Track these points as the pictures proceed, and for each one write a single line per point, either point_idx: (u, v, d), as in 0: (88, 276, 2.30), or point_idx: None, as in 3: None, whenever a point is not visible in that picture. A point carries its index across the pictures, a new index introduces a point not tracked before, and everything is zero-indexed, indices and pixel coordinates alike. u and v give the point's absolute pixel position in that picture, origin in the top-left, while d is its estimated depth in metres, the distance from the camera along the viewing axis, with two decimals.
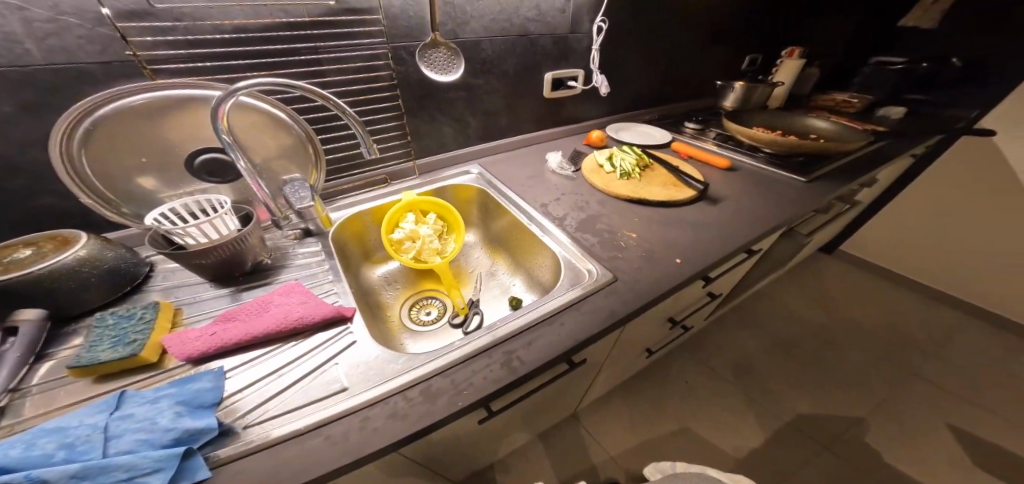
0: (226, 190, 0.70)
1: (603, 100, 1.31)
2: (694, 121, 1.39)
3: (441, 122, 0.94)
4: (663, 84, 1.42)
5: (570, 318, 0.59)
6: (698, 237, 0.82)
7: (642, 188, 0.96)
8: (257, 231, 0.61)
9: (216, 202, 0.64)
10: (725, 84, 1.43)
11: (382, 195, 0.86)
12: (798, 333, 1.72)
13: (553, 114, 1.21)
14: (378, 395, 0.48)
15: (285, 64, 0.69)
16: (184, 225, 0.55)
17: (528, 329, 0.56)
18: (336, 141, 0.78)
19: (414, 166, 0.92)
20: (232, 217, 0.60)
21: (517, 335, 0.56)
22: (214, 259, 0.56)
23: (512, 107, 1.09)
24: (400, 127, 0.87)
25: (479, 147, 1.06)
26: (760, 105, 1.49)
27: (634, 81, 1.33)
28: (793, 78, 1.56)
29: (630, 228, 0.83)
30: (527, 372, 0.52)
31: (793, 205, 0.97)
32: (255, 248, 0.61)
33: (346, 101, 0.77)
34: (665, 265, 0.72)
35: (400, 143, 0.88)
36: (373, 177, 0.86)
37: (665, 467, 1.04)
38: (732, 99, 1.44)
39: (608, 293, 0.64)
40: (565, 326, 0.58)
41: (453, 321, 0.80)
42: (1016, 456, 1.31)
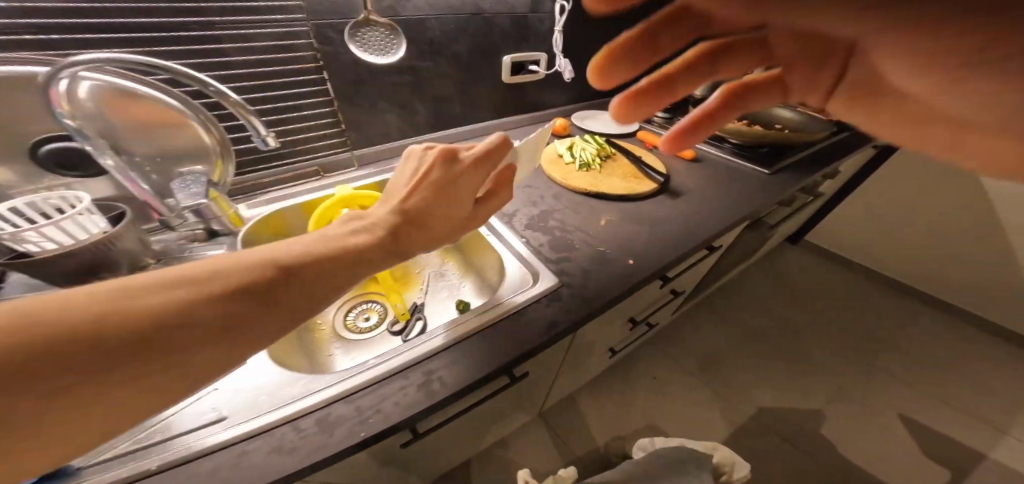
0: (103, 185, 0.59)
1: (569, 86, 1.24)
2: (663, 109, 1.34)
3: (384, 110, 0.85)
4: None
5: (502, 330, 0.54)
6: (656, 234, 0.77)
7: (602, 181, 0.90)
8: (133, 233, 0.52)
9: (75, 199, 0.53)
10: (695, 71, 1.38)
11: (312, 190, 0.77)
12: (765, 324, 1.73)
13: (514, 100, 1.13)
14: (262, 424, 0.40)
15: (165, 40, 0.56)
16: (21, 229, 0.45)
17: (456, 345, 0.50)
18: (246, 130, 0.67)
19: (352, 157, 0.83)
20: (97, 218, 0.51)
21: (442, 351, 0.50)
22: (68, 269, 0.46)
23: (466, 92, 1.00)
24: (330, 115, 0.76)
25: (430, 136, 0.97)
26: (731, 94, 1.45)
27: None
28: None
29: (585, 225, 0.77)
30: (448, 394, 0.45)
31: (757, 198, 0.93)
32: (132, 254, 0.52)
33: (256, 84, 0.65)
34: (615, 266, 0.67)
35: (332, 132, 0.78)
36: (302, 170, 0.77)
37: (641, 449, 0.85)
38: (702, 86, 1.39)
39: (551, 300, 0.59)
40: (499, 341, 0.52)
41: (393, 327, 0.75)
42: (963, 442, 1.35)
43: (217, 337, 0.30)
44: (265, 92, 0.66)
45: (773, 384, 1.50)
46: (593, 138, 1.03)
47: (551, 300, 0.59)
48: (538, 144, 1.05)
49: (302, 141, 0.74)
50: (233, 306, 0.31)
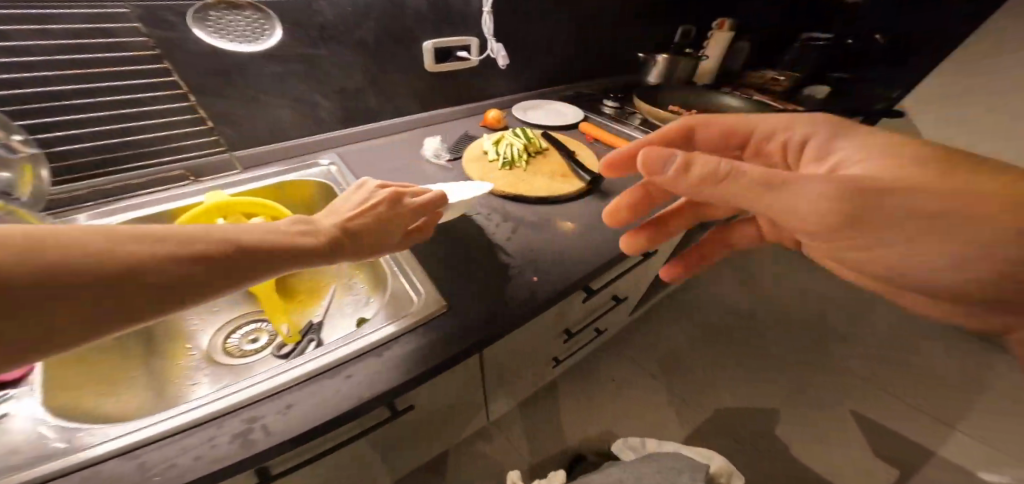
0: None
1: (512, 75, 1.15)
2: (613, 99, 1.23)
3: (273, 105, 0.75)
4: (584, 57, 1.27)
5: (356, 367, 0.49)
6: (573, 243, 0.71)
7: (524, 182, 0.82)
8: None
9: None
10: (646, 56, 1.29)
11: (180, 196, 0.68)
12: (727, 321, 1.70)
13: (445, 91, 1.04)
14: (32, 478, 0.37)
15: None
16: None
17: (294, 386, 0.47)
18: (77, 128, 0.58)
19: (232, 158, 0.74)
20: None
21: (280, 392, 0.46)
22: None
23: (380, 83, 0.90)
24: (189, 110, 0.67)
25: (338, 133, 0.88)
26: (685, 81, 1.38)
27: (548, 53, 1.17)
28: (723, 52, 1.43)
29: (496, 235, 0.71)
30: (265, 446, 0.42)
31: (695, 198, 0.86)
32: None
33: (73, 74, 0.56)
34: (516, 286, 0.62)
35: (196, 129, 0.69)
36: (165, 174, 0.68)
37: None
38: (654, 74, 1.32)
39: (427, 329, 0.54)
40: (350, 381, 0.48)
41: (278, 350, 0.70)
42: (915, 440, 1.35)
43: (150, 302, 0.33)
44: (86, 83, 0.57)
45: (732, 385, 1.47)
46: (520, 130, 0.94)
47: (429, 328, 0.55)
48: (465, 140, 0.96)
49: (157, 141, 0.66)
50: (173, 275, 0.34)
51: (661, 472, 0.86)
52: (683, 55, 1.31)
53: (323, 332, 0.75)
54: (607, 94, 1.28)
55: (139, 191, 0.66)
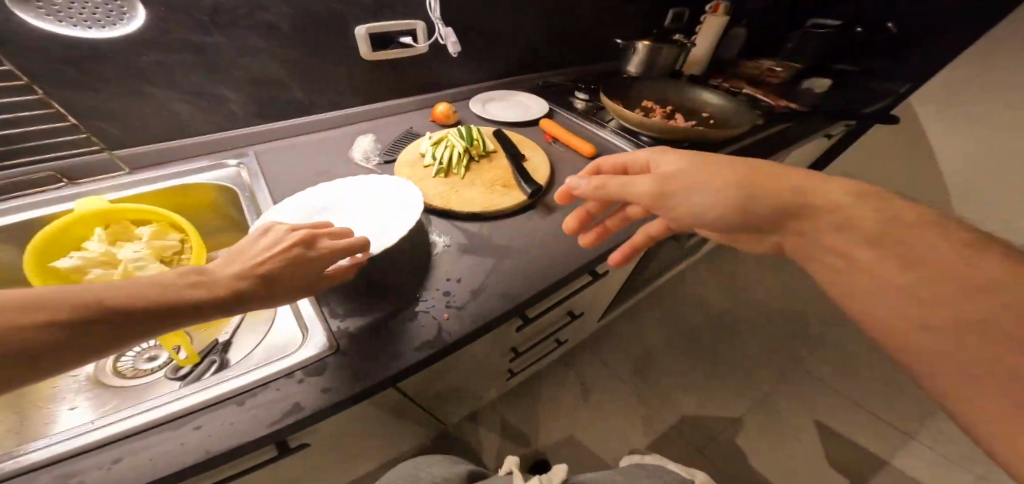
0: None
1: (480, 62, 1.02)
2: (585, 91, 1.11)
3: (164, 97, 0.70)
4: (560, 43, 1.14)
5: (212, 415, 0.48)
6: (497, 269, 0.63)
7: (456, 193, 0.73)
8: None
9: None
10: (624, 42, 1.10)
11: (53, 199, 0.64)
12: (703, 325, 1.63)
13: (393, 80, 0.93)
14: None
15: None
16: None
17: (148, 430, 0.47)
18: None
19: (114, 159, 0.69)
20: None
21: (133, 436, 0.47)
22: None
23: (305, 75, 0.81)
24: (39, 105, 0.59)
25: (261, 128, 0.82)
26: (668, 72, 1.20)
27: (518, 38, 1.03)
28: (716, 38, 1.26)
29: (414, 256, 0.65)
30: None
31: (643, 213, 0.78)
32: None
33: None
34: (420, 326, 0.57)
35: (55, 126, 0.62)
36: (33, 175, 0.63)
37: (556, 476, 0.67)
38: (635, 63, 1.13)
39: (303, 374, 0.52)
40: (201, 431, 0.47)
41: (173, 373, 0.64)
42: (874, 452, 1.29)
43: (17, 373, 0.31)
44: None
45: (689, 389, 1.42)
46: (466, 130, 0.84)
47: (308, 374, 0.52)
48: (403, 139, 0.87)
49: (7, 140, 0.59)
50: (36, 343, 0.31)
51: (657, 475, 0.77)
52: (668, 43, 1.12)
53: (230, 352, 0.68)
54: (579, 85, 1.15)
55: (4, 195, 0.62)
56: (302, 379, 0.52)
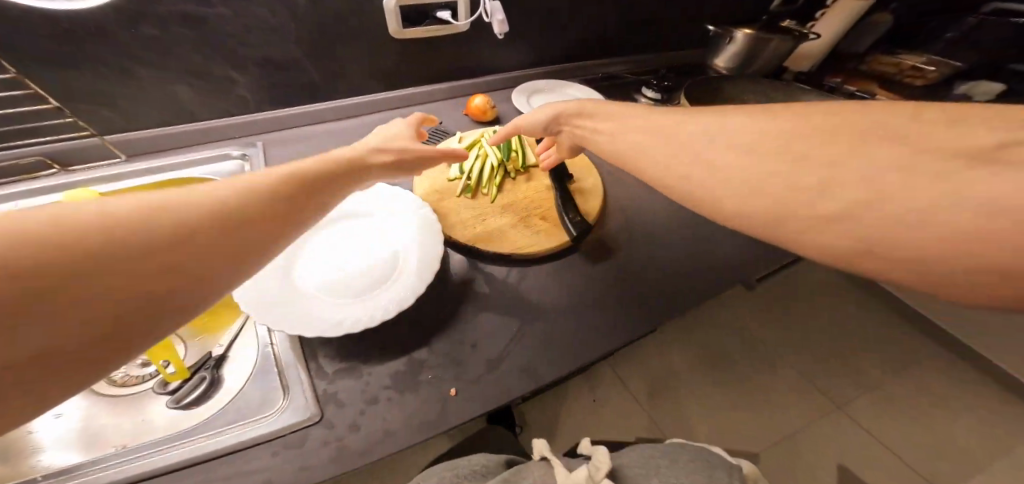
0: None
1: (532, 44, 0.85)
2: (658, 88, 0.91)
3: (163, 77, 0.60)
4: (637, 22, 0.92)
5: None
6: (518, 333, 0.51)
7: (483, 221, 0.60)
8: None
9: None
10: (721, 29, 0.90)
11: (37, 189, 0.58)
12: (751, 346, 1.43)
13: (425, 62, 0.78)
14: None
15: None
16: None
17: None
18: None
19: (105, 144, 0.61)
20: None
21: None
22: None
23: (322, 54, 0.69)
24: (15, 84, 0.52)
25: (272, 114, 0.72)
26: (769, 71, 0.99)
27: (583, 14, 0.83)
28: (841, 28, 1.01)
29: (421, 304, 0.53)
30: None
31: (712, 270, 0.61)
32: None
33: None
34: (422, 400, 0.46)
35: (40, 107, 0.55)
36: (17, 161, 0.57)
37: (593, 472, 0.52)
38: (728, 55, 0.95)
39: (276, 448, 0.42)
40: None
41: (161, 386, 0.56)
42: None
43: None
44: None
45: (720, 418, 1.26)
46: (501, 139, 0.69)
47: (284, 448, 0.42)
48: (429, 139, 0.73)
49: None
50: (51, 355, 0.21)
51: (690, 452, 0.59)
52: (782, 32, 0.90)
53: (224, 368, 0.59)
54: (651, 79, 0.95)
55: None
56: (275, 453, 0.42)
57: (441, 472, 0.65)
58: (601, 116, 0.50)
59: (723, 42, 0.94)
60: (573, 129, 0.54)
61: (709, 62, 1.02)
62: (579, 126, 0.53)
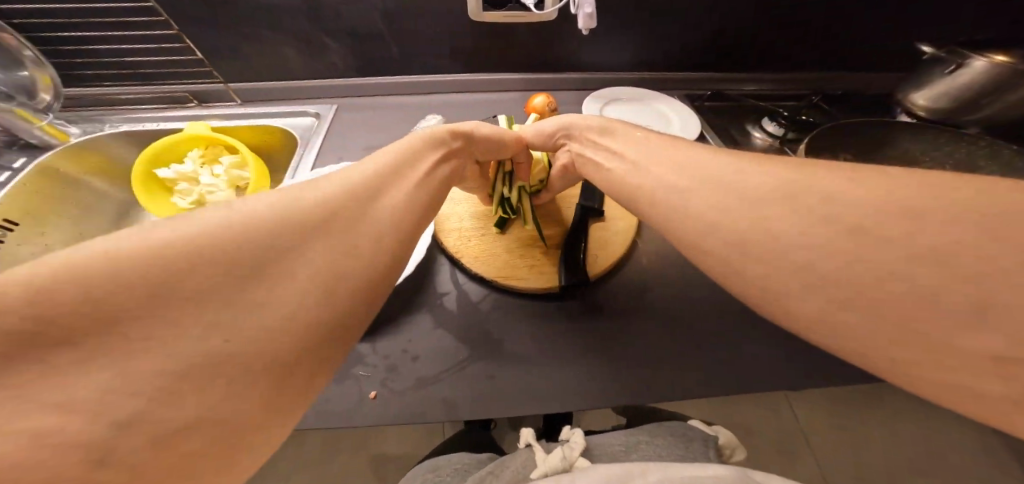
0: None
1: (635, 43, 0.70)
2: (786, 116, 0.65)
3: (269, 41, 0.64)
4: (793, 31, 0.70)
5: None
6: (465, 360, 0.46)
7: (480, 237, 0.54)
8: None
9: None
10: (947, 55, 0.57)
11: (175, 119, 0.66)
12: (818, 420, 1.01)
13: (504, 48, 0.70)
14: None
15: None
16: None
17: None
18: (100, 48, 0.61)
19: (227, 91, 0.67)
20: None
21: None
22: None
23: (400, 27, 0.64)
24: (175, 38, 0.61)
25: (355, 82, 0.71)
26: (1010, 120, 0.64)
27: (714, 13, 0.66)
28: None
29: (395, 314, 0.49)
30: None
31: (777, 377, 0.45)
32: None
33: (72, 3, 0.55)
34: (341, 392, 0.44)
35: (188, 58, 0.63)
36: (167, 94, 0.66)
37: (571, 449, 0.50)
38: (940, 91, 0.62)
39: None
40: None
41: None
42: None
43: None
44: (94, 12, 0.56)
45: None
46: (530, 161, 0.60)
47: None
48: None
49: (156, 67, 0.64)
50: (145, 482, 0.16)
51: (671, 436, 0.54)
52: None
53: None
54: (783, 109, 0.69)
55: (145, 103, 0.67)
56: None
57: (424, 474, 0.62)
58: (622, 137, 0.41)
59: (940, 70, 0.60)
60: (576, 153, 0.48)
61: (902, 94, 0.67)
62: (581, 150, 0.46)
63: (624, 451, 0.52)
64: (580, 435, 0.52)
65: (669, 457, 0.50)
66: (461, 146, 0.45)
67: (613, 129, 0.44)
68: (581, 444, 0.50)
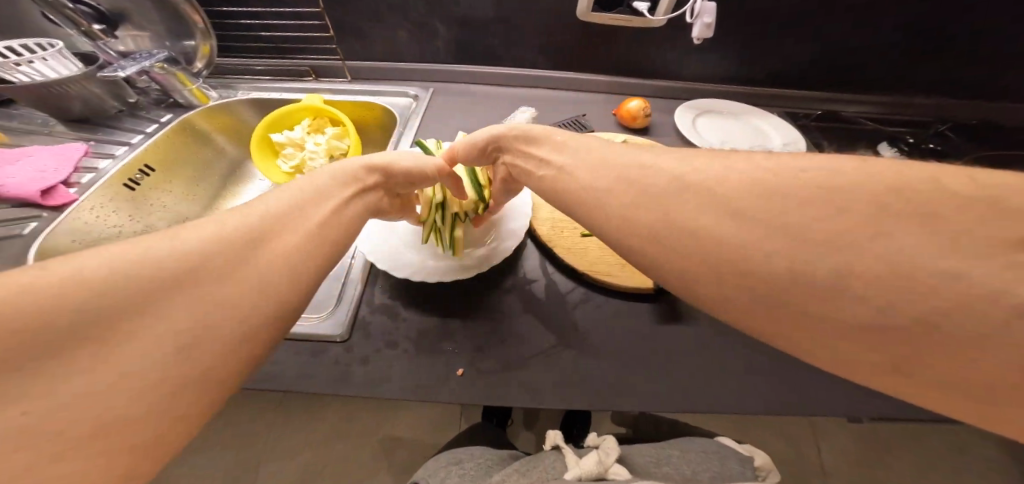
0: (74, 41, 0.63)
1: (742, 54, 0.69)
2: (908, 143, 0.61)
3: (390, 24, 0.68)
4: (925, 53, 0.66)
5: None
6: (551, 350, 0.45)
7: (571, 231, 0.54)
8: (88, 81, 0.59)
9: (45, 44, 0.58)
10: None
11: (292, 89, 0.71)
12: (871, 478, 0.89)
13: (605, 47, 0.70)
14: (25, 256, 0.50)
15: None
16: (17, 60, 0.55)
17: None
18: (247, 22, 0.67)
19: (343, 67, 0.72)
20: (70, 61, 0.59)
21: None
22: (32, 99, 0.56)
23: (508, 20, 0.67)
24: (315, 16, 0.66)
25: (455, 68, 0.74)
26: None
27: (840, 29, 0.64)
28: None
29: (485, 293, 0.50)
30: None
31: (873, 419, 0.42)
32: (80, 96, 0.60)
33: None
34: (428, 365, 0.44)
35: (318, 35, 0.68)
36: (291, 67, 0.71)
37: (607, 451, 0.47)
38: None
39: (299, 350, 0.45)
40: None
41: None
42: None
43: None
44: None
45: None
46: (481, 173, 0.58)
47: (306, 350, 0.45)
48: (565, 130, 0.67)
49: (290, 45, 0.70)
50: None
51: (704, 452, 0.50)
52: None
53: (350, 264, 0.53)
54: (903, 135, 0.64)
55: (272, 75, 0.73)
56: (298, 353, 0.45)
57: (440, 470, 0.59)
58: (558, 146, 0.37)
59: None
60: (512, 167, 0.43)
61: None
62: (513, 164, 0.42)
63: (655, 463, 0.47)
64: (613, 442, 0.49)
65: (705, 476, 0.46)
66: (379, 184, 0.41)
67: (534, 136, 0.40)
68: (615, 449, 0.47)
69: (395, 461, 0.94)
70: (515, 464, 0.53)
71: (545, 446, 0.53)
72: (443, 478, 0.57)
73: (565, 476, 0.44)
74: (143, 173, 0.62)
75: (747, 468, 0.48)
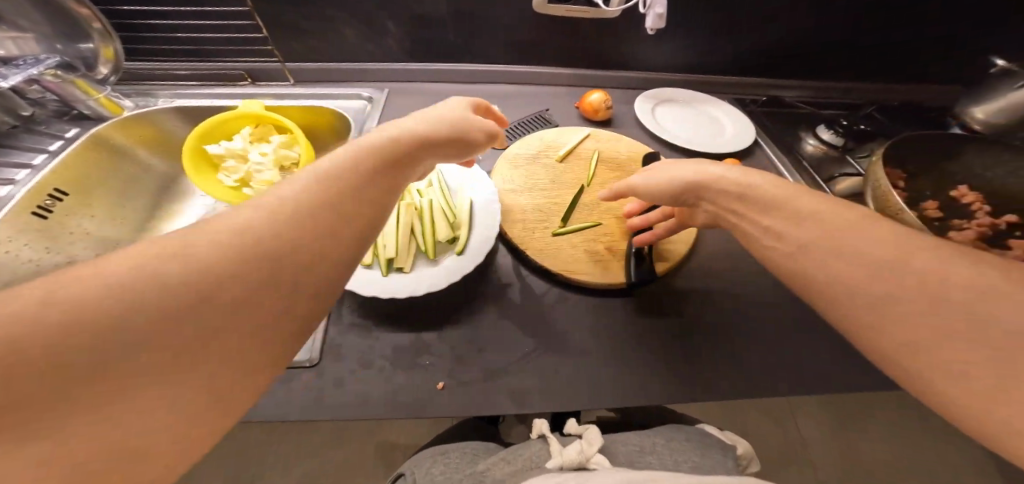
0: None
1: (693, 46, 0.70)
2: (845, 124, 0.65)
3: (333, 21, 0.63)
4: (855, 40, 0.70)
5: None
6: (531, 353, 0.45)
7: (542, 231, 0.54)
8: None
9: None
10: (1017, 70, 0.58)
11: (227, 95, 0.65)
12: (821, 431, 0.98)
13: (562, 40, 0.69)
14: None
15: None
16: None
17: None
18: (163, 21, 0.59)
19: (283, 69, 0.66)
20: None
21: None
22: None
23: (460, 16, 0.64)
24: (245, 14, 0.60)
25: (408, 67, 0.70)
26: None
27: (781, 18, 0.66)
28: None
29: (460, 301, 0.49)
30: None
31: (832, 387, 0.46)
32: None
33: None
34: (409, 380, 0.43)
35: (250, 35, 0.62)
36: (222, 70, 0.65)
37: (591, 440, 0.46)
38: (999, 107, 0.62)
39: None
40: None
41: None
42: None
43: None
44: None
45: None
46: (456, 210, 0.53)
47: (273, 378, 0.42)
48: (527, 128, 0.66)
49: (211, 47, 0.63)
50: None
51: (687, 441, 0.52)
52: None
53: None
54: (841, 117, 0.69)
55: (201, 80, 0.65)
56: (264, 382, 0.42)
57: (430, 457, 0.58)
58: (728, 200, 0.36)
59: (1005, 87, 0.60)
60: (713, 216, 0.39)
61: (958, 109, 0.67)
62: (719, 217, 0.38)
63: (639, 452, 0.49)
64: (596, 431, 0.49)
65: (686, 466, 0.48)
66: (415, 155, 0.32)
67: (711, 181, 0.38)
68: (597, 439, 0.47)
69: (388, 470, 0.91)
70: (502, 452, 0.53)
71: (533, 434, 0.53)
72: (428, 468, 0.55)
73: (547, 465, 0.44)
74: (55, 198, 0.55)
75: (729, 459, 0.51)
